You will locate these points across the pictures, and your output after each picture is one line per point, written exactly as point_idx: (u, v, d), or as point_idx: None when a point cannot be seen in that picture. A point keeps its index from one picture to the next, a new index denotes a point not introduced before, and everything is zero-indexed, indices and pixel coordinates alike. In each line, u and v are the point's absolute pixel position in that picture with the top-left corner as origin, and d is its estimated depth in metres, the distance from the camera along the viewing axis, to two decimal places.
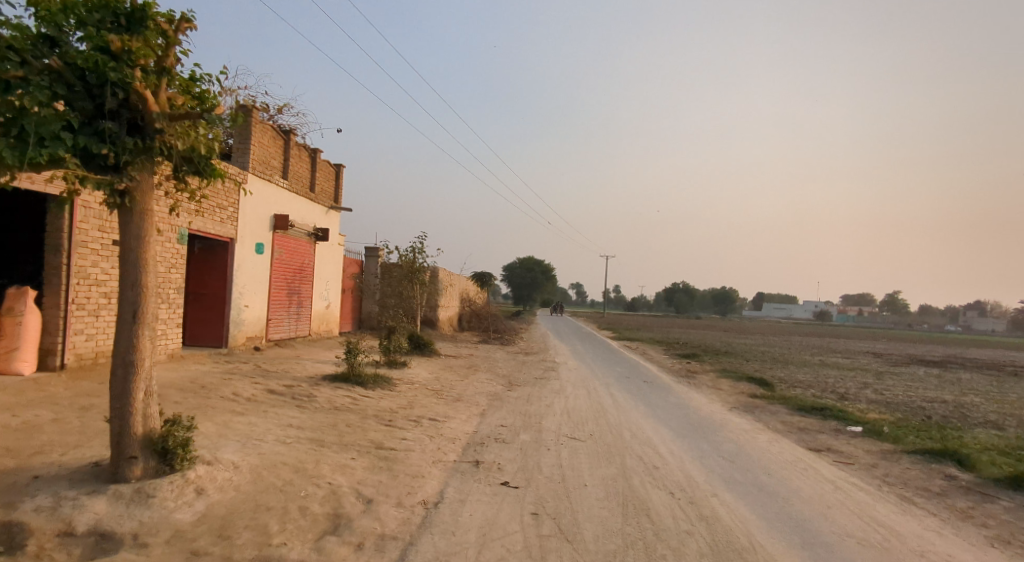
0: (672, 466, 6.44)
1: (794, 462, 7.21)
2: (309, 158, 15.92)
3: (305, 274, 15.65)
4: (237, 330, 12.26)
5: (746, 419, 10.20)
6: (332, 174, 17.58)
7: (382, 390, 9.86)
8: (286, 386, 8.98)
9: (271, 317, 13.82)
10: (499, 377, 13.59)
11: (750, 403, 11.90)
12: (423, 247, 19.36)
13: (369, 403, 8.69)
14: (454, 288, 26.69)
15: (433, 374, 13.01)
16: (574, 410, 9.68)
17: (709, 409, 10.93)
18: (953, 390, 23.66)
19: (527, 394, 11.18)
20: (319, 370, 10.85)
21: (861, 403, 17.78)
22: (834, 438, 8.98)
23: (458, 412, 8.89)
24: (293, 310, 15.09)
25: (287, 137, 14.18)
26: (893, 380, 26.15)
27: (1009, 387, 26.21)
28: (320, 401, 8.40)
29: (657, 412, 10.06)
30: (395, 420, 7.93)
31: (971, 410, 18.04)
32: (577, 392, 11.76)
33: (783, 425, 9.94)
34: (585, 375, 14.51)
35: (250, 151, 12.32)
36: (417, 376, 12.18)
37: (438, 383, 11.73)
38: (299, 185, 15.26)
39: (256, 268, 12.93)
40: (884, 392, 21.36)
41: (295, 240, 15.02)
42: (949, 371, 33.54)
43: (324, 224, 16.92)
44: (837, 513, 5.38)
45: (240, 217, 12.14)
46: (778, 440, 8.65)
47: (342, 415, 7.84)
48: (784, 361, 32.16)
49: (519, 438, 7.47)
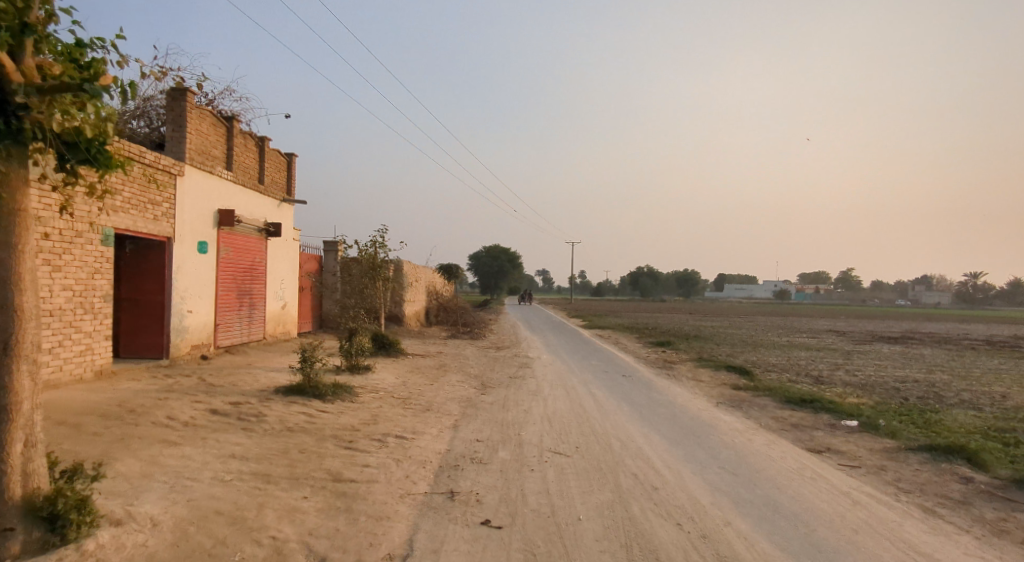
0: (673, 486, 5.71)
1: (801, 470, 6.57)
2: (256, 148, 14.67)
3: (256, 274, 14.47)
4: (180, 338, 11.09)
5: (735, 416, 9.59)
6: (283, 164, 16.33)
7: (342, 403, 8.91)
8: (231, 405, 7.96)
9: (220, 322, 12.64)
10: (471, 378, 12.75)
11: (736, 397, 11.32)
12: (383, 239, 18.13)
13: (327, 421, 7.74)
14: (420, 282, 25.66)
15: (400, 378, 12.08)
16: (555, 416, 8.91)
17: (695, 406, 10.30)
18: (921, 367, 23.81)
19: (503, 398, 10.36)
20: (272, 382, 9.82)
21: (837, 387, 17.50)
22: (831, 435, 8.43)
23: (428, 426, 8.01)
24: (245, 313, 13.92)
25: (230, 124, 12.95)
26: (862, 359, 26.22)
27: (973, 362, 26.56)
28: (270, 422, 7.42)
29: (643, 414, 9.37)
30: (356, 441, 7.01)
31: (944, 388, 18.00)
32: (555, 393, 11.00)
33: (775, 421, 9.37)
34: (561, 372, 13.77)
35: (186, 140, 11.07)
36: (382, 382, 11.24)
37: (405, 389, 10.83)
38: (246, 177, 14.03)
39: (200, 269, 11.73)
40: (857, 373, 21.28)
41: (243, 237, 13.81)
42: (911, 347, 34.03)
43: (276, 218, 15.72)
44: (866, 539, 4.73)
45: (178, 214, 10.93)
46: (775, 441, 8.03)
47: (295, 438, 6.89)
48: (754, 343, 32.11)
49: (498, 457, 6.64)
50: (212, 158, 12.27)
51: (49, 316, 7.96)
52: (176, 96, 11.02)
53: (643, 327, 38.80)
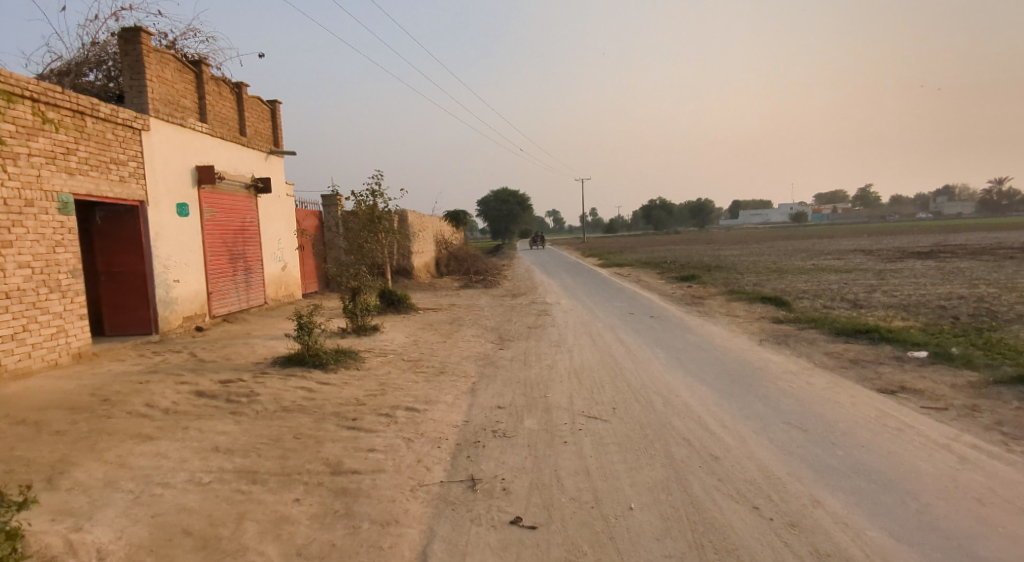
0: (737, 453, 4.74)
1: (881, 418, 5.54)
2: (234, 96, 13.43)
3: (248, 235, 13.45)
4: (169, 311, 10.19)
5: (784, 355, 8.55)
6: (266, 113, 15.09)
7: (348, 371, 8.00)
8: (221, 383, 7.07)
9: (213, 290, 11.74)
10: (488, 331, 11.82)
11: (780, 333, 10.26)
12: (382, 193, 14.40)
13: (328, 395, 6.84)
14: (428, 232, 24.59)
15: (411, 338, 11.17)
16: (584, 371, 7.95)
17: (736, 346, 9.28)
18: (963, 282, 22.46)
19: (523, 353, 9.40)
20: (270, 352, 8.94)
21: (878, 310, 16.35)
22: (900, 371, 7.36)
23: (442, 394, 7.08)
24: (241, 278, 13.01)
25: (197, 70, 11.68)
26: (896, 278, 24.91)
27: (1015, 272, 25.14)
28: (263, 399, 6.51)
29: (682, 360, 8.37)
30: (361, 418, 6.10)
31: (995, 303, 16.76)
32: (580, 343, 10.02)
33: (831, 358, 8.31)
34: (584, 318, 12.80)
35: (148, 89, 9.94)
36: (391, 344, 10.34)
37: (417, 350, 9.92)
38: (225, 128, 12.83)
39: (183, 233, 10.73)
40: (896, 293, 20.07)
41: (229, 195, 12.75)
42: (945, 261, 32.53)
43: (264, 173, 14.58)
44: (996, 510, 3.71)
45: (149, 173, 9.85)
46: (838, 382, 6.98)
47: (290, 419, 5.99)
48: (779, 270, 30.83)
49: (524, 428, 5.71)
50: (182, 109, 11.10)
51: (5, 298, 7.05)
52: (129, 38, 9.76)
53: (662, 261, 37.70)
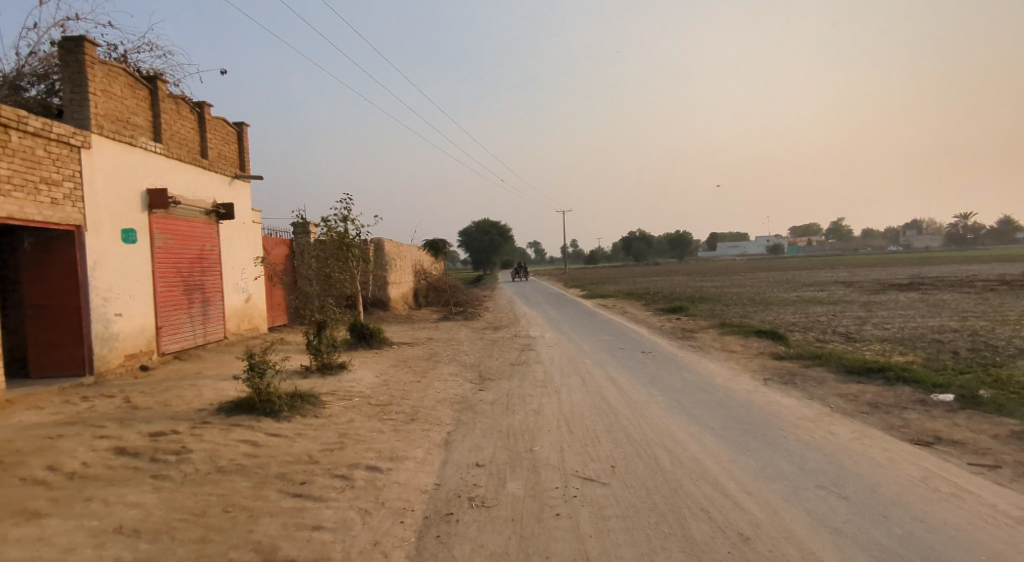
0: (771, 532, 3.82)
1: (930, 480, 4.69)
2: (195, 116, 12.52)
3: (206, 264, 12.38)
4: (108, 349, 9.06)
5: (795, 397, 7.70)
6: (230, 135, 14.18)
7: (304, 420, 6.95)
8: (149, 435, 5.99)
9: (164, 324, 10.63)
10: (467, 368, 10.84)
11: (784, 371, 9.44)
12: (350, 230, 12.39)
13: (276, 451, 5.80)
14: (406, 261, 23.65)
15: (381, 377, 10.14)
16: (575, 418, 7.00)
17: (740, 386, 8.42)
18: (952, 314, 22.09)
19: (506, 395, 8.43)
20: (217, 397, 7.86)
21: (874, 344, 15.69)
22: (930, 418, 6.54)
23: (411, 448, 6.09)
24: (197, 311, 11.91)
25: (152, 86, 10.78)
26: (883, 310, 24.49)
27: (1001, 304, 24.88)
28: (196, 457, 5.47)
29: (683, 403, 7.48)
30: (312, 482, 5.06)
31: (991, 337, 16.25)
32: (568, 383, 9.08)
33: (847, 401, 7.47)
34: (570, 353, 11.90)
35: (91, 103, 8.99)
36: (358, 384, 9.30)
37: (386, 392, 8.90)
38: (183, 150, 11.87)
39: (129, 262, 9.67)
40: (888, 326, 19.53)
41: (186, 221, 11.74)
42: (927, 293, 32.43)
43: (227, 198, 13.59)
44: None
45: (89, 195, 8.84)
46: (864, 431, 6.13)
47: (224, 483, 4.95)
48: (764, 301, 30.36)
49: (508, 495, 4.73)
50: (133, 127, 10.15)
51: None
52: (69, 48, 8.86)
53: (645, 293, 37.08)
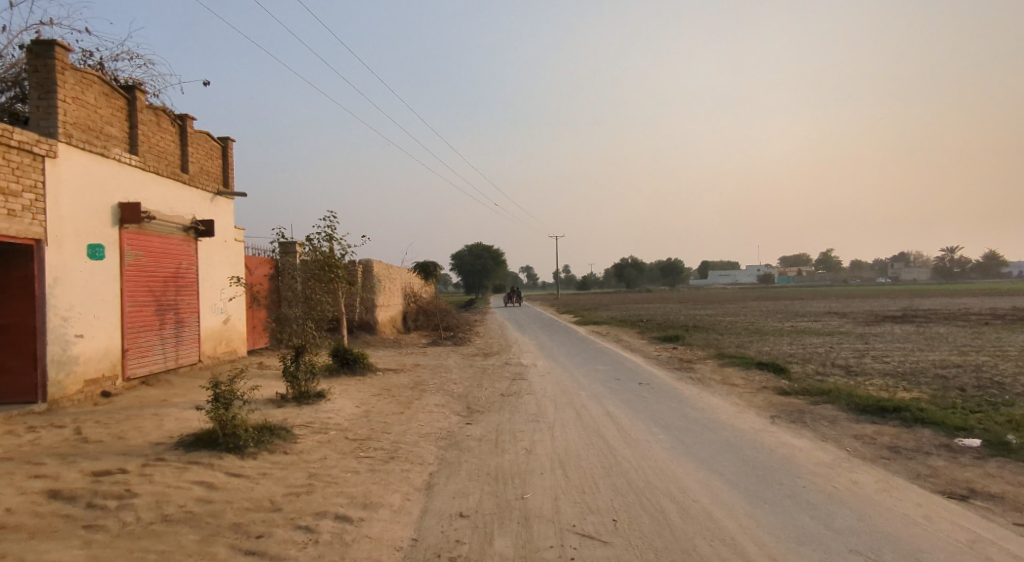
0: None
1: (977, 546, 4.11)
2: (177, 129, 11.99)
3: (181, 283, 11.74)
4: (65, 373, 8.37)
5: (807, 439, 7.13)
6: (214, 150, 13.64)
7: (271, 458, 6.30)
8: (91, 475, 5.33)
9: (131, 347, 9.95)
10: (454, 399, 10.20)
11: (791, 408, 8.89)
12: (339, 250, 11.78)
13: (233, 495, 5.15)
14: (395, 284, 23.05)
15: (362, 407, 9.50)
16: (571, 459, 6.39)
17: (746, 425, 7.85)
18: (950, 349, 21.67)
19: (495, 431, 7.81)
20: (178, 429, 7.19)
21: (877, 379, 15.17)
22: (959, 466, 5.97)
23: (388, 493, 5.45)
24: (169, 332, 11.24)
25: (130, 96, 10.26)
26: (881, 343, 24.06)
27: (998, 339, 24.50)
28: (140, 503, 4.81)
29: (688, 444, 6.88)
30: (270, 536, 4.41)
31: (995, 373, 15.78)
32: (562, 418, 8.47)
33: (865, 444, 6.90)
34: (564, 384, 11.29)
35: (59, 110, 8.43)
36: (336, 416, 8.65)
37: (366, 425, 8.25)
38: (162, 163, 11.30)
39: (93, 280, 9.03)
40: (887, 359, 19.05)
41: (161, 237, 11.13)
42: (923, 326, 32.11)
43: (208, 215, 13.00)
44: None
45: (52, 207, 8.24)
46: (890, 481, 5.55)
47: (167, 536, 4.29)
48: (758, 331, 29.90)
49: (496, 555, 4.10)
50: (107, 137, 9.59)
51: None
52: (38, 52, 8.33)
53: (637, 320, 36.68)
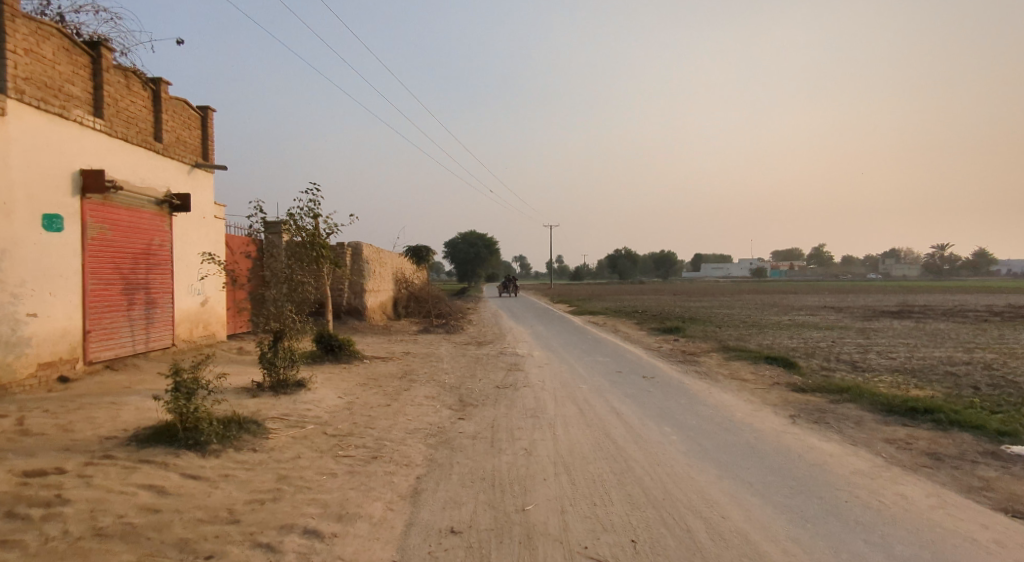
0: None
1: None
2: (150, 93, 11.12)
3: (153, 261, 10.91)
4: (15, 356, 7.57)
5: (837, 442, 6.43)
6: (192, 120, 12.78)
7: (237, 456, 5.54)
8: (21, 476, 4.56)
9: (95, 328, 9.14)
10: (445, 390, 9.46)
11: (811, 406, 8.19)
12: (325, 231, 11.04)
13: (186, 503, 4.39)
14: (386, 268, 22.21)
15: (345, 398, 8.75)
16: (577, 463, 5.66)
17: (765, 426, 7.15)
18: (956, 345, 21.06)
19: (490, 428, 7.08)
20: (137, 421, 6.42)
21: (886, 375, 14.53)
22: (1015, 479, 5.28)
23: (368, 502, 4.71)
24: (139, 314, 10.43)
25: (95, 54, 9.40)
26: (882, 338, 23.49)
27: (1002, 336, 23.95)
28: (72, 512, 4.05)
29: (706, 447, 6.17)
30: (221, 557, 3.65)
31: (1008, 371, 15.17)
32: (564, 415, 7.75)
33: (901, 450, 6.21)
34: (563, 377, 10.55)
35: (9, 62, 7.57)
36: (315, 408, 7.90)
37: (348, 418, 7.51)
38: (132, 130, 10.45)
39: (49, 254, 8.20)
40: (893, 355, 18.42)
41: (130, 210, 10.30)
42: (923, 321, 31.57)
43: (183, 189, 12.14)
44: None
45: (1, 169, 7.40)
46: (942, 496, 4.85)
47: (95, 557, 3.53)
48: (757, 324, 29.27)
49: None
50: (67, 97, 8.74)
51: None
52: None
53: (632, 311, 35.97)
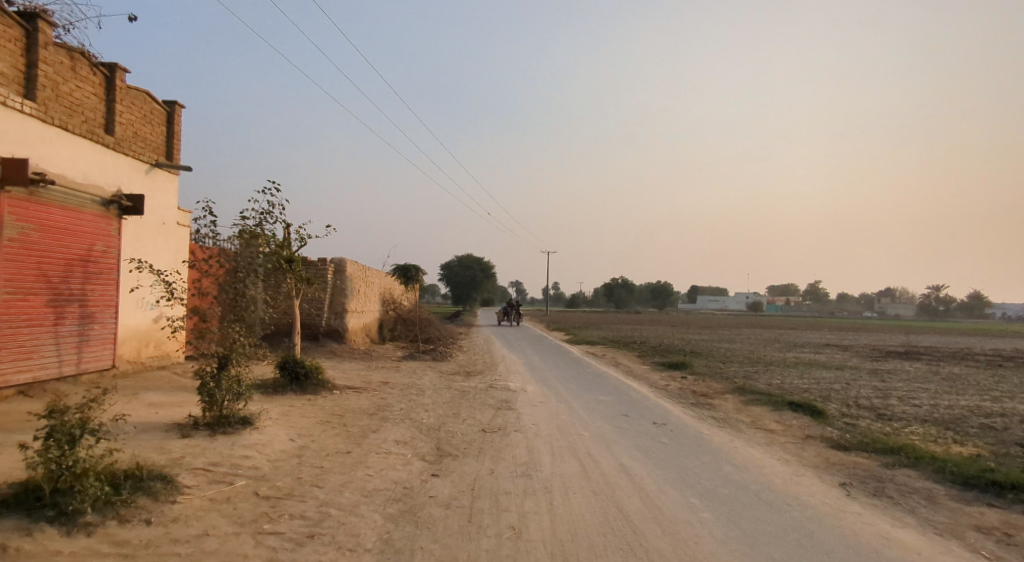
0: None
1: None
2: (100, 80, 9.92)
3: (90, 269, 9.52)
4: None
5: (916, 530, 4.96)
6: (155, 114, 11.58)
7: (119, 533, 4.06)
8: None
9: (7, 345, 7.72)
10: (420, 434, 7.95)
11: (863, 471, 6.71)
12: (289, 241, 10.06)
13: None
14: (373, 288, 20.74)
15: (298, 441, 7.24)
16: (581, 554, 4.18)
17: (815, 500, 5.67)
18: (980, 392, 19.55)
19: (469, 492, 5.58)
20: (7, 473, 4.92)
21: (919, 426, 13.02)
22: None
23: None
24: (69, 331, 9.01)
25: (29, 27, 8.21)
26: (898, 381, 21.94)
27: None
28: None
29: (749, 533, 4.70)
30: None
31: None
32: (562, 474, 6.25)
33: (1005, 546, 4.73)
34: (561, 421, 9.05)
35: None
36: (256, 454, 6.40)
37: (293, 471, 6.00)
38: (75, 118, 9.19)
39: None
40: (916, 401, 16.92)
41: (66, 210, 9.01)
42: (935, 364, 30.00)
43: (139, 190, 10.79)
44: None
45: None
46: None
47: None
48: (763, 362, 27.73)
49: None
50: None
51: None
52: None
53: (631, 342, 34.42)
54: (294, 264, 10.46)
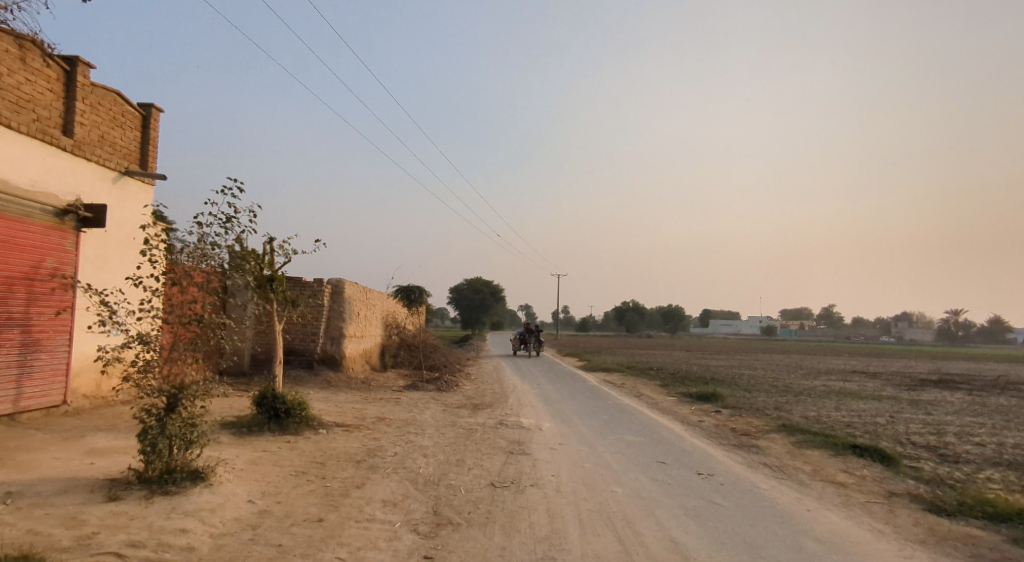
0: None
1: None
2: (58, 74, 8.74)
3: (36, 290, 8.20)
4: None
5: None
6: (127, 117, 10.37)
7: None
8: None
9: None
10: (414, 491, 6.44)
11: (992, 552, 5.10)
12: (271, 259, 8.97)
13: None
14: (374, 311, 19.34)
15: (259, 504, 5.76)
16: None
17: None
18: None
19: None
20: None
21: (995, 471, 11.25)
22: None
23: None
24: (6, 363, 7.65)
25: None
26: (946, 414, 20.00)
27: None
28: None
29: None
30: None
31: None
32: (596, 557, 4.71)
33: None
34: (587, 471, 7.49)
35: None
36: (196, 527, 4.93)
37: (238, 553, 4.52)
38: (24, 114, 7.97)
39: None
40: (977, 438, 15.08)
41: (7, 221, 7.74)
42: (977, 394, 27.92)
43: (103, 201, 9.52)
44: None
45: None
46: None
47: None
48: (792, 390, 25.87)
49: None
50: None
51: None
52: None
53: (648, 369, 32.65)
54: (274, 282, 9.06)
